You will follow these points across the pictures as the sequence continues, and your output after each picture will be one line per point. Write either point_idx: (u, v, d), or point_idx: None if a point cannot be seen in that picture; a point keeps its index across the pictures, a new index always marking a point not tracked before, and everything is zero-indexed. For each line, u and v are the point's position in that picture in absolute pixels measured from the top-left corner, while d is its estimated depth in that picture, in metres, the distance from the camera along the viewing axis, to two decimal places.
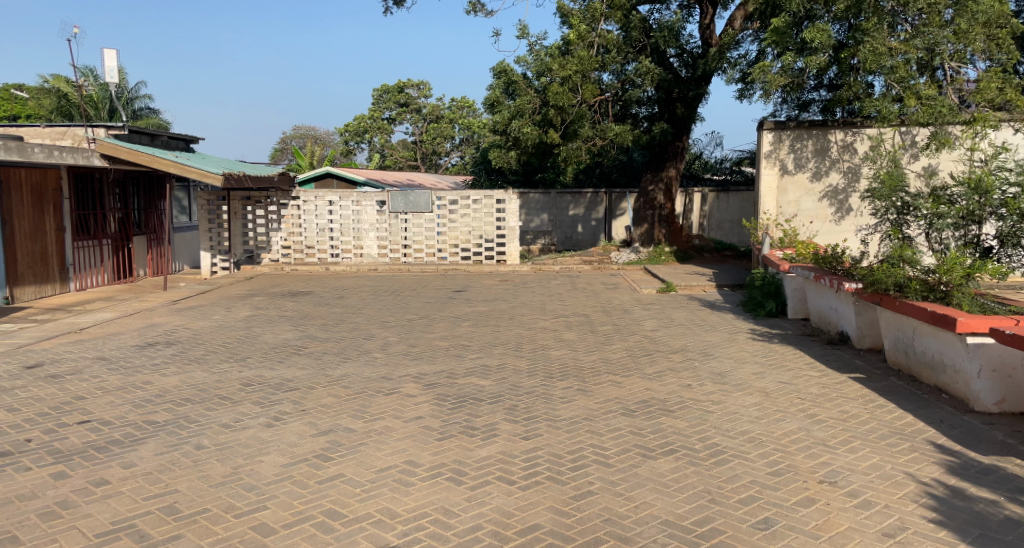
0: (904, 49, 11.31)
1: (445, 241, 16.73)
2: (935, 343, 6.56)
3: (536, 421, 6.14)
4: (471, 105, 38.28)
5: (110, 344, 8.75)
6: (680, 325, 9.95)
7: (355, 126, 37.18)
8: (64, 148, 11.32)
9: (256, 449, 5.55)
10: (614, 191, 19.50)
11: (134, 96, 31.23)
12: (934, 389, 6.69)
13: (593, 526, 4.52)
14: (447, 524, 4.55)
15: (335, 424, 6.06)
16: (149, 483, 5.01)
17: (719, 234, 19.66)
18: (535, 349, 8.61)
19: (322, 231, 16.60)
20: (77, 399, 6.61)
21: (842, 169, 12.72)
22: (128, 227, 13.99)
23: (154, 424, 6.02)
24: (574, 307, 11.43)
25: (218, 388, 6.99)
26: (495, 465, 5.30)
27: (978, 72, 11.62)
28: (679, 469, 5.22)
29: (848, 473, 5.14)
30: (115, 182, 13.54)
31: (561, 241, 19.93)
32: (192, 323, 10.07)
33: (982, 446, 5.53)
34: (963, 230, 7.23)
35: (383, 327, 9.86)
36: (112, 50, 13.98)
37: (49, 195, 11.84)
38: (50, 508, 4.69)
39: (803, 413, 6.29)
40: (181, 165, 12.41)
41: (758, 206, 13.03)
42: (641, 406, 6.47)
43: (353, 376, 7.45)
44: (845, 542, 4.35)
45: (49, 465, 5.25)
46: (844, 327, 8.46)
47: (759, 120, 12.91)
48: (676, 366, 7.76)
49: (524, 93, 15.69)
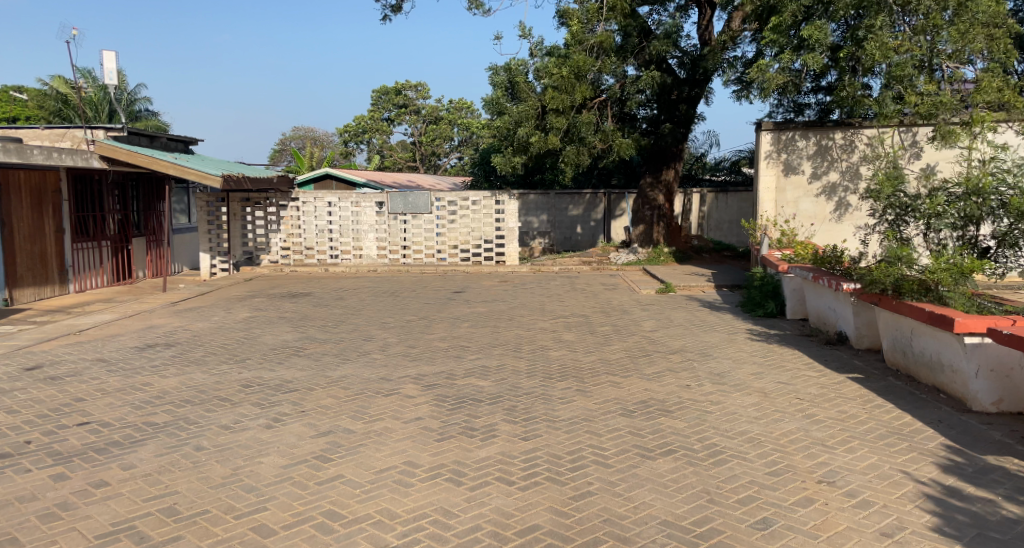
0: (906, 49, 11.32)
1: (444, 242, 16.74)
2: (933, 343, 6.57)
3: (535, 421, 6.15)
4: (470, 106, 38.29)
5: (110, 346, 8.76)
6: (679, 325, 9.97)
7: (354, 127, 37.19)
8: (63, 150, 11.32)
9: (256, 450, 5.56)
10: (613, 192, 19.54)
11: (134, 98, 31.26)
12: (932, 388, 6.70)
13: (592, 526, 4.53)
14: (447, 524, 4.56)
15: (334, 425, 6.08)
16: (149, 484, 5.02)
17: (718, 235, 19.68)
18: (534, 349, 8.62)
19: (321, 232, 16.61)
20: (77, 401, 6.61)
21: (841, 170, 12.72)
22: (127, 229, 14.00)
23: (154, 425, 6.03)
24: (573, 307, 11.45)
25: (218, 389, 7.00)
26: (494, 465, 5.31)
27: (977, 72, 11.64)
28: (678, 469, 5.24)
29: (846, 473, 5.15)
30: (114, 184, 13.54)
31: (560, 241, 19.94)
32: (192, 324, 10.08)
33: (980, 445, 5.54)
34: (961, 230, 7.26)
35: (382, 328, 9.88)
36: (111, 52, 13.99)
37: (48, 197, 11.85)
38: (50, 510, 4.70)
39: (802, 413, 6.30)
40: (181, 167, 12.42)
41: (757, 206, 13.05)
42: (640, 407, 6.49)
43: (352, 377, 7.47)
44: (844, 542, 4.36)
45: (49, 467, 5.26)
46: (842, 327, 8.48)
47: (757, 121, 12.98)
48: (674, 367, 7.79)
49: (525, 95, 15.71)
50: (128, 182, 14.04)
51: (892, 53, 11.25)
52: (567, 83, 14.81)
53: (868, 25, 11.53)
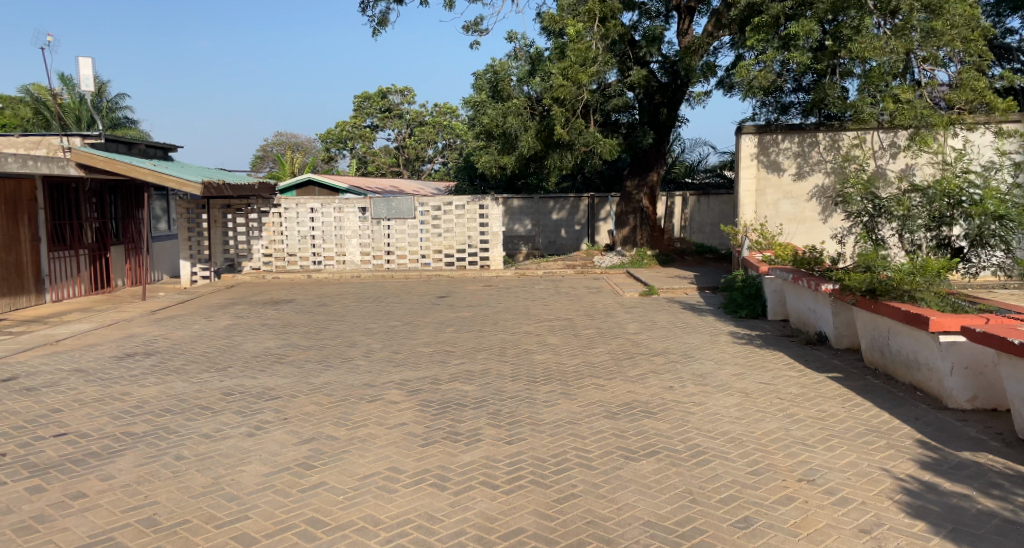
0: (889, 51, 11.39)
1: (428, 246, 16.70)
2: (909, 342, 6.64)
3: (519, 425, 6.15)
4: (453, 110, 38.09)
5: (88, 356, 8.68)
6: (663, 328, 10.01)
7: (336, 133, 37.00)
8: (39, 158, 11.22)
9: (237, 459, 5.51)
10: (596, 196, 19.53)
11: (114, 107, 31.07)
12: (909, 387, 6.76)
13: (576, 528, 4.53)
14: (431, 530, 4.54)
15: (317, 432, 6.04)
16: (128, 495, 4.97)
17: (701, 237, 19.71)
18: (518, 353, 8.61)
19: (304, 238, 16.58)
20: (53, 412, 6.54)
21: (821, 172, 12.81)
22: (105, 237, 13.87)
23: (132, 435, 5.97)
24: (557, 311, 11.45)
25: (198, 398, 6.95)
26: (478, 469, 5.30)
27: (952, 75, 11.75)
28: (661, 469, 5.25)
29: (826, 471, 5.17)
30: (92, 192, 13.45)
31: (545, 246, 19.98)
32: (173, 332, 10.02)
33: (956, 442, 5.59)
34: (934, 230, 7.33)
35: (366, 334, 9.84)
36: (87, 58, 13.86)
37: (24, 206, 11.72)
38: (26, 523, 4.64)
39: (783, 413, 6.33)
40: (159, 174, 12.33)
41: (738, 209, 13.10)
42: (623, 409, 6.50)
43: (335, 384, 7.42)
44: (824, 539, 4.38)
45: (24, 479, 5.20)
46: (822, 327, 8.54)
47: (738, 125, 13.05)
48: (658, 369, 7.81)
49: (512, 98, 15.66)
50: (106, 190, 13.95)
51: (874, 56, 11.40)
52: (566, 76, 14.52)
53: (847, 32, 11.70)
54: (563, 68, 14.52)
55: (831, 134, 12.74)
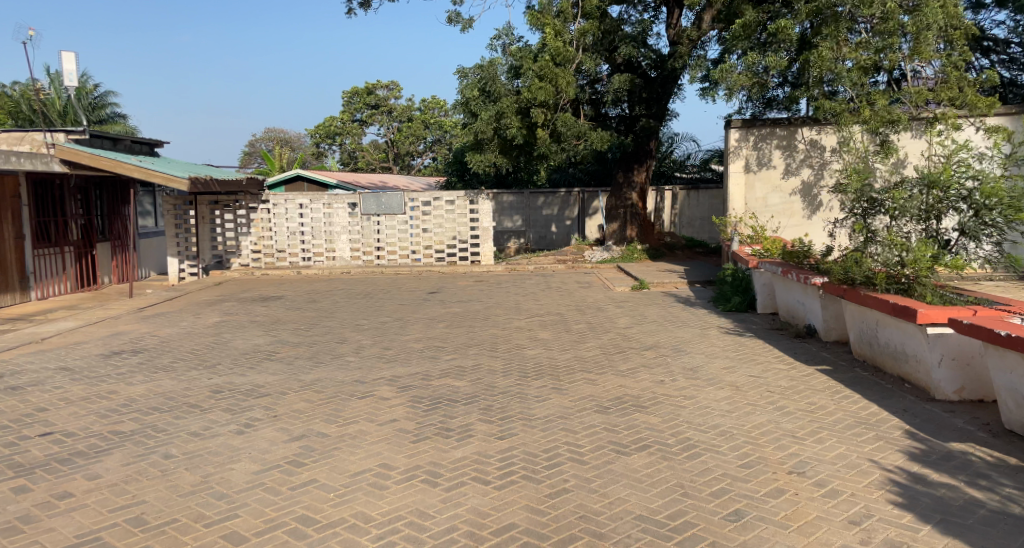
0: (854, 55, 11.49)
1: (418, 242, 16.66)
2: (896, 335, 6.67)
3: (509, 421, 6.11)
4: (442, 105, 37.94)
5: (73, 354, 8.59)
6: (653, 322, 10.00)
7: (325, 127, 36.74)
8: (24, 154, 11.13)
9: (227, 457, 5.47)
10: (586, 191, 19.50)
11: (100, 103, 30.76)
12: (897, 379, 6.77)
13: (568, 523, 4.51)
14: (423, 526, 4.51)
15: (307, 429, 6.00)
16: (115, 494, 4.92)
17: (690, 231, 19.71)
18: (510, 348, 8.59)
19: (293, 235, 16.52)
20: (39, 411, 6.47)
21: (809, 167, 12.85)
22: (91, 234, 13.75)
23: (120, 434, 5.92)
24: (548, 306, 11.41)
25: (186, 396, 6.88)
26: (470, 465, 5.27)
27: (934, 72, 11.73)
28: (652, 464, 5.23)
29: (817, 464, 5.17)
30: (76, 188, 13.34)
31: (535, 241, 19.96)
32: (160, 330, 9.93)
33: (944, 433, 5.60)
34: (924, 223, 7.26)
35: (356, 330, 9.80)
36: (69, 53, 13.68)
37: (7, 202, 11.59)
38: (11, 524, 4.58)
39: (773, 406, 6.34)
40: (145, 170, 12.18)
41: (728, 203, 13.12)
42: (615, 403, 6.48)
43: (325, 380, 7.38)
44: (814, 531, 4.38)
45: (9, 480, 5.13)
46: (811, 320, 8.54)
47: (726, 119, 13.06)
48: (648, 362, 7.80)
49: (499, 95, 15.39)
50: (91, 186, 13.82)
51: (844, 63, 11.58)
52: (547, 77, 14.50)
53: (830, 31, 11.73)
54: (545, 65, 14.46)
55: (818, 128, 12.73)
